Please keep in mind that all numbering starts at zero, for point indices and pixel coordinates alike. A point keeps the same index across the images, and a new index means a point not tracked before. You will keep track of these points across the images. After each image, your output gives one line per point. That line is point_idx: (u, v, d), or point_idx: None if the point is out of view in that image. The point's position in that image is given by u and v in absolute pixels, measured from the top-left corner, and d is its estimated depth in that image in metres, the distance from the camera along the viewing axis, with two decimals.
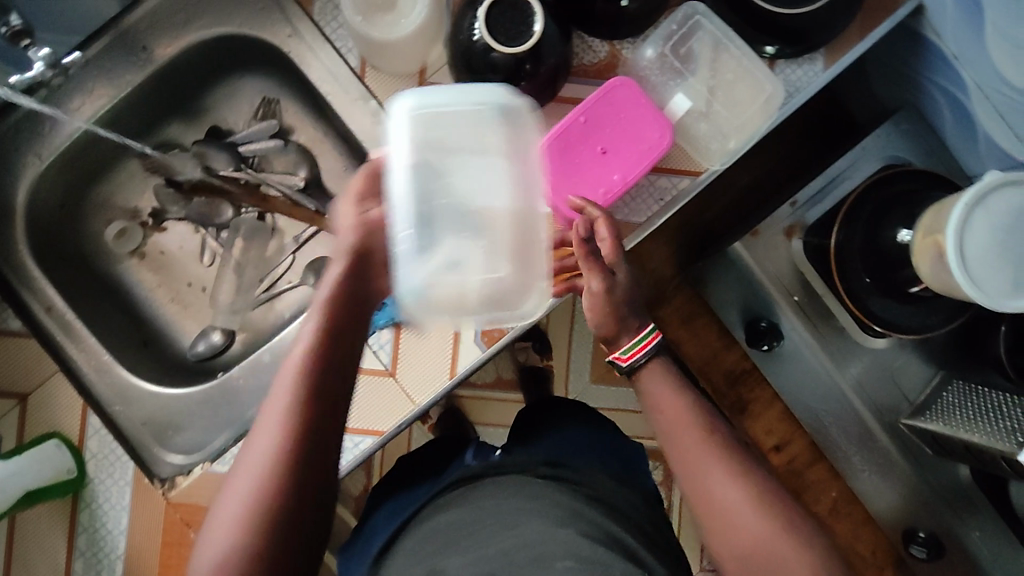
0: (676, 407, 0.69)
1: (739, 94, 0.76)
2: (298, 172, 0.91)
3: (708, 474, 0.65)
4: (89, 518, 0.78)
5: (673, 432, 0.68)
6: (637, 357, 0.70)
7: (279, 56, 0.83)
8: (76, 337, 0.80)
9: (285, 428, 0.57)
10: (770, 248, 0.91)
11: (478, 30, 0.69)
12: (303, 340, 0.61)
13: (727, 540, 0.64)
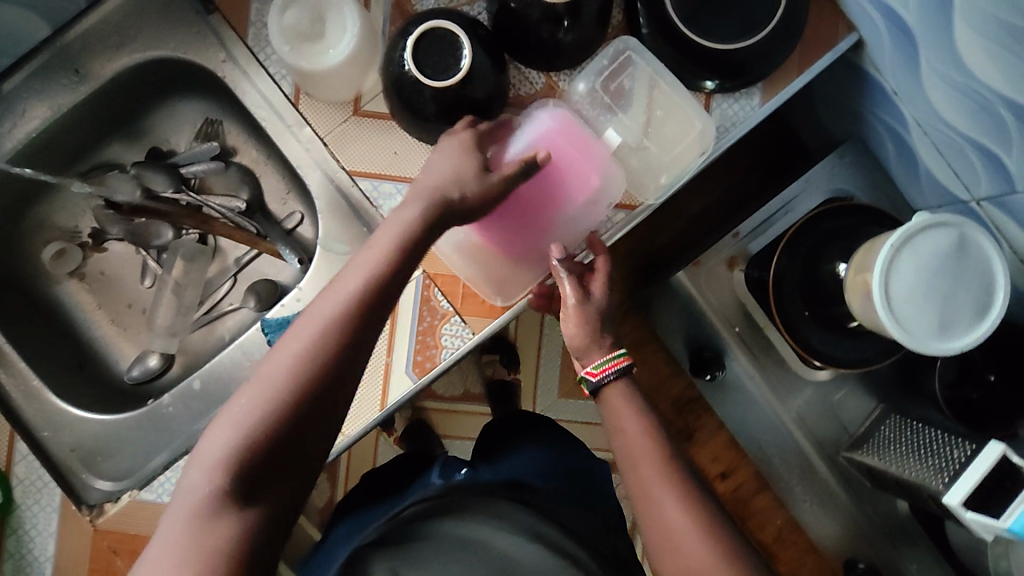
0: (631, 428, 0.66)
1: (671, 130, 0.75)
2: (240, 194, 0.91)
3: (658, 500, 0.61)
4: (15, 544, 0.76)
5: (626, 455, 0.65)
6: (607, 373, 0.69)
7: (216, 79, 0.82)
8: (7, 362, 0.79)
9: (309, 363, 0.52)
10: (712, 278, 0.91)
11: (404, 62, 0.69)
12: (358, 273, 0.56)
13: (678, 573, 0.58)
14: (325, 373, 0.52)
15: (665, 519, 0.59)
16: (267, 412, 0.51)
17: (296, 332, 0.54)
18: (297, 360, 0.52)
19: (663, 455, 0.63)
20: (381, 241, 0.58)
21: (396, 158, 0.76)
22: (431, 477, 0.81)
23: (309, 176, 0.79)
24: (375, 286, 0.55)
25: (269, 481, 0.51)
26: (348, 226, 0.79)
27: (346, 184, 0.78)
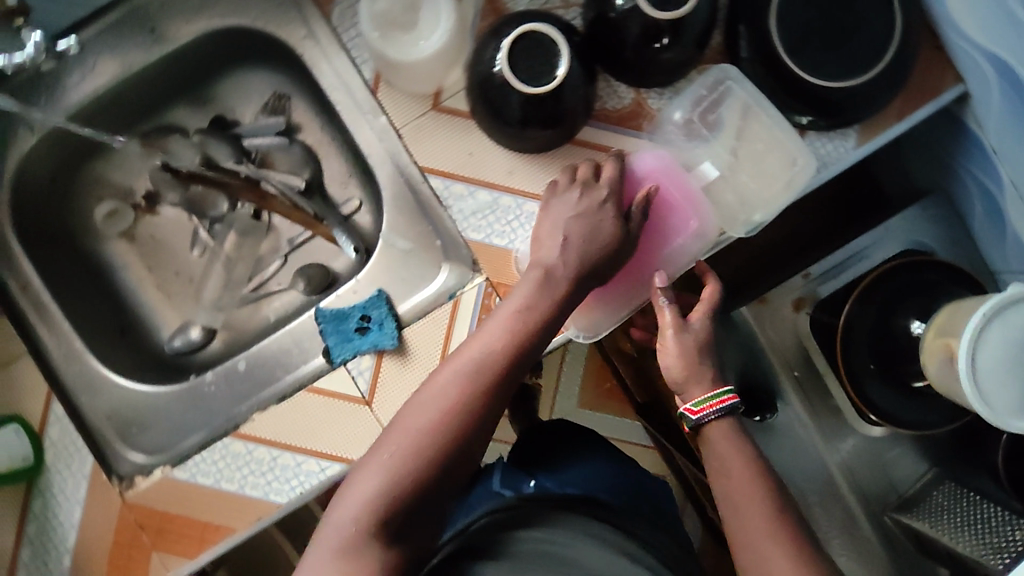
0: (735, 479, 0.64)
1: (767, 165, 0.71)
2: (301, 174, 0.88)
3: (761, 557, 0.59)
4: (42, 507, 0.74)
5: (728, 507, 0.63)
6: (707, 412, 0.66)
7: (293, 55, 0.80)
8: (49, 321, 0.76)
9: (444, 422, 0.58)
10: (776, 319, 0.87)
11: (499, 62, 0.65)
12: (488, 339, 0.62)
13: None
14: (458, 432, 0.59)
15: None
16: (408, 466, 0.57)
17: (434, 388, 0.61)
18: (435, 421, 0.58)
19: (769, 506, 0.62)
20: (507, 311, 0.63)
21: (472, 160, 0.74)
22: (493, 486, 0.76)
23: (379, 167, 0.77)
24: (503, 354, 0.61)
25: (407, 528, 0.57)
26: (413, 223, 0.77)
27: (415, 181, 0.75)
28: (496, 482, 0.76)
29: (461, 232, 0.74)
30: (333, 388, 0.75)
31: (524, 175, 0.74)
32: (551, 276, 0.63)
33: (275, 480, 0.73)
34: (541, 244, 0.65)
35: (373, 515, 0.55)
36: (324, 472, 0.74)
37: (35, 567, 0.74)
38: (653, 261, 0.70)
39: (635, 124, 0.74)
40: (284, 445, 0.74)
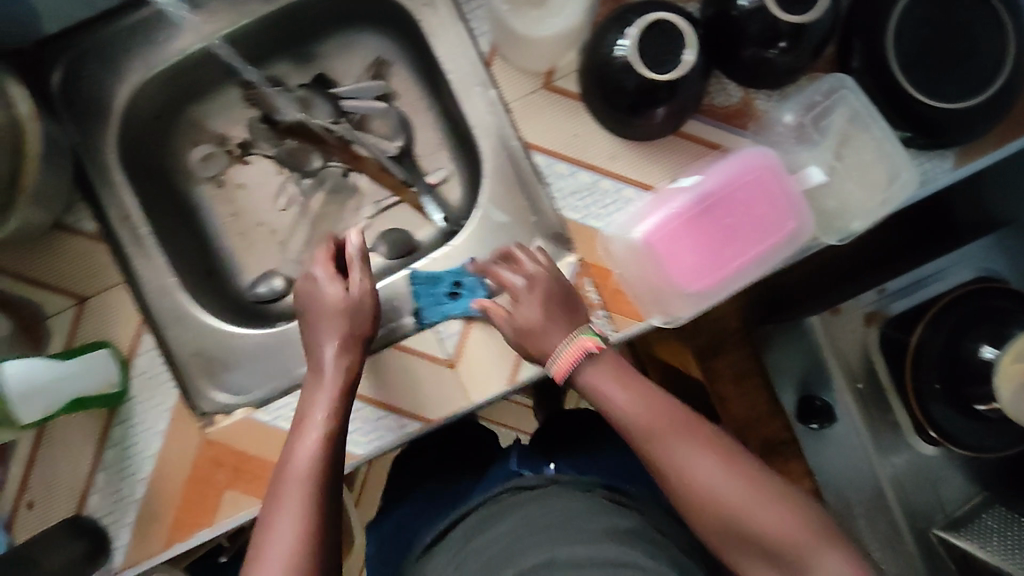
0: (590, 393, 0.67)
1: (869, 176, 0.72)
2: (395, 139, 0.88)
3: (683, 464, 0.62)
4: (122, 434, 0.76)
5: (620, 429, 0.65)
6: (576, 363, 0.67)
7: (408, 21, 0.81)
8: (146, 253, 0.77)
9: (316, 472, 0.64)
10: (845, 330, 0.90)
11: (621, 48, 0.68)
12: (324, 392, 0.69)
13: (755, 552, 0.60)
14: (332, 477, 0.65)
15: (722, 497, 0.60)
16: (301, 522, 0.61)
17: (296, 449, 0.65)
18: (308, 472, 0.63)
19: (681, 419, 0.64)
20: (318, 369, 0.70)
21: (577, 141, 0.75)
22: (511, 467, 0.82)
23: (483, 138, 0.78)
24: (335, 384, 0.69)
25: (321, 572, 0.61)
26: (511, 197, 0.78)
27: (518, 157, 0.77)
28: (517, 463, 0.83)
29: (558, 207, 0.75)
30: (421, 347, 0.77)
31: (625, 162, 0.75)
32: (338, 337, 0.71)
33: (356, 432, 0.76)
34: (318, 346, 0.72)
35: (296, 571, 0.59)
36: (403, 429, 0.76)
37: (109, 492, 0.76)
38: (742, 256, 0.68)
39: (740, 123, 0.75)
40: (368, 399, 0.76)
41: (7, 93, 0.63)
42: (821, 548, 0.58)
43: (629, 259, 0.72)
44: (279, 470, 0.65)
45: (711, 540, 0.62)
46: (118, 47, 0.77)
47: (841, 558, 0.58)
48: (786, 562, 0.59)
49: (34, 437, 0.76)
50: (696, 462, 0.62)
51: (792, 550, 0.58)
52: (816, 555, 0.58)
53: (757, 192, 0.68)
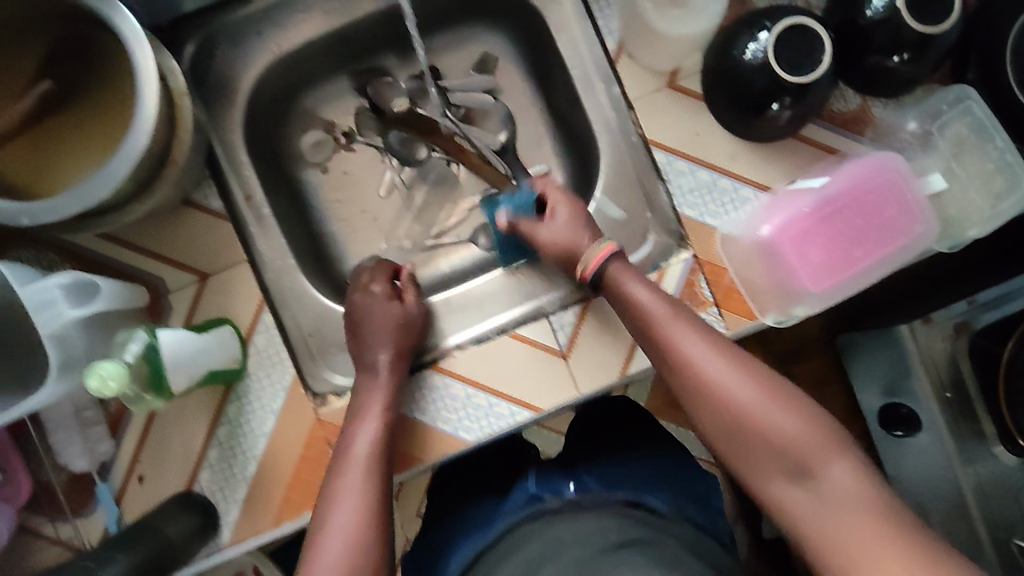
0: (614, 290, 0.68)
1: (989, 183, 0.72)
2: (499, 133, 0.88)
3: (691, 354, 0.61)
4: (236, 411, 0.76)
5: (634, 321, 0.66)
6: (604, 261, 0.68)
7: (529, 14, 0.82)
8: (267, 231, 0.79)
9: (377, 450, 0.68)
10: (935, 339, 0.90)
11: (756, 51, 0.69)
12: (378, 373, 0.73)
13: (763, 454, 0.58)
14: (384, 472, 0.68)
15: (728, 387, 0.59)
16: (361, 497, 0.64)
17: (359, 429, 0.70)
18: (367, 458, 0.68)
19: (679, 312, 0.64)
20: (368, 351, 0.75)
21: (698, 140, 0.77)
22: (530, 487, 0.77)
23: (603, 135, 0.80)
24: (390, 363, 0.74)
25: (384, 539, 0.63)
26: (626, 191, 0.80)
27: (638, 153, 0.79)
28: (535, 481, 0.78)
29: (678, 202, 0.77)
30: (535, 337, 0.77)
31: (744, 162, 0.77)
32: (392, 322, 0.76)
33: (467, 418, 0.77)
34: (371, 348, 0.75)
35: (361, 534, 0.61)
36: (512, 417, 0.77)
37: (220, 468, 0.75)
38: (866, 256, 0.69)
39: (857, 129, 0.77)
40: (481, 386, 0.77)
41: (165, 66, 0.64)
42: (827, 451, 0.56)
43: (754, 256, 0.73)
44: (335, 458, 0.68)
45: (716, 440, 0.61)
46: (244, 28, 0.77)
47: (847, 465, 0.56)
48: (793, 463, 0.57)
49: (141, 428, 0.75)
50: (694, 348, 0.61)
51: (796, 450, 0.56)
52: (825, 460, 0.56)
53: (880, 195, 0.70)
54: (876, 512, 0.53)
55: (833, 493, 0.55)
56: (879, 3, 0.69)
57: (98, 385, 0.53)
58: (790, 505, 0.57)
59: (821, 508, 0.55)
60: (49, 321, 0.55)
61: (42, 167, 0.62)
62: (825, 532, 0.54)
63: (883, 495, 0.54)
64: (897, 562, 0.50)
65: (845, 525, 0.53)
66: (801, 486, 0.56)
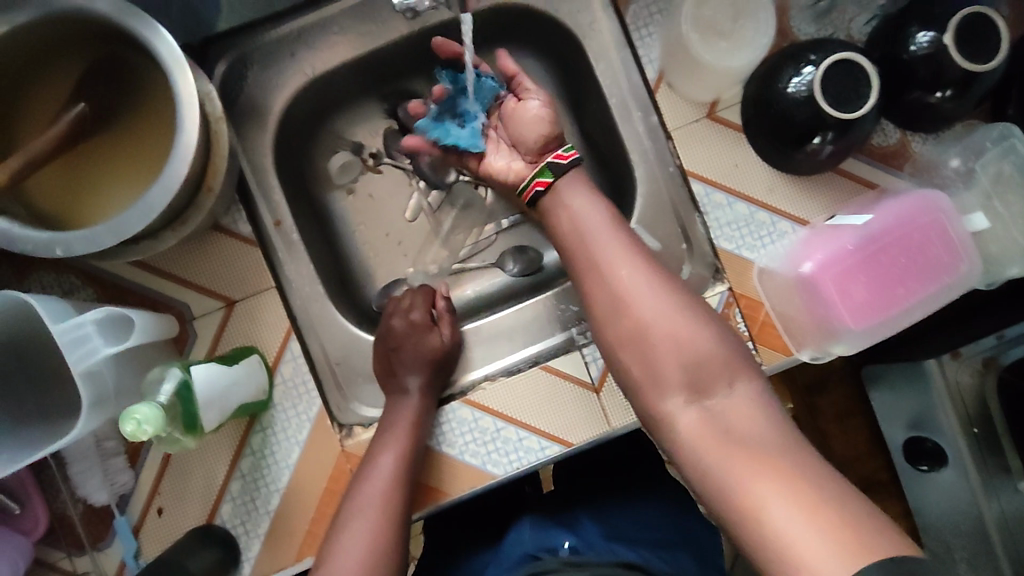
0: (557, 206, 0.70)
1: None
2: None
3: (618, 270, 0.64)
4: (261, 442, 0.73)
5: (569, 238, 0.68)
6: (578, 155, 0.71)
7: (567, 40, 0.80)
8: (295, 257, 0.77)
9: (394, 479, 0.69)
10: (961, 375, 0.87)
11: (800, 84, 0.68)
12: (409, 404, 0.73)
13: (668, 366, 0.59)
14: (400, 506, 0.69)
15: (651, 304, 0.62)
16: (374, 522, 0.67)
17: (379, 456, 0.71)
18: (385, 488, 0.69)
19: (618, 233, 0.66)
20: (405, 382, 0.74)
21: (737, 172, 0.75)
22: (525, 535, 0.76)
23: (639, 166, 0.79)
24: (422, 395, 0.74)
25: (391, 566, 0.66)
26: (661, 222, 0.79)
27: (675, 185, 0.78)
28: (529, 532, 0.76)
29: (716, 236, 0.76)
30: (566, 370, 0.76)
31: (782, 196, 0.76)
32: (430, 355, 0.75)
33: (495, 452, 0.75)
34: (404, 375, 0.74)
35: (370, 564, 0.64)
36: (542, 452, 0.75)
37: (242, 501, 0.73)
38: (905, 296, 0.68)
39: (897, 164, 0.76)
40: (510, 419, 0.75)
41: (203, 92, 0.63)
42: (732, 374, 0.59)
43: (792, 292, 0.71)
44: (355, 495, 0.69)
45: (629, 360, 0.62)
46: (276, 49, 0.76)
47: (749, 390, 0.58)
48: (697, 380, 0.59)
49: (159, 465, 0.72)
50: (620, 263, 0.64)
51: (705, 367, 0.59)
52: (729, 379, 0.58)
53: (919, 233, 0.68)
54: (773, 432, 0.54)
55: (729, 413, 0.56)
56: (924, 38, 0.68)
57: (134, 430, 0.51)
58: (686, 426, 0.57)
59: (716, 428, 0.55)
60: (81, 360, 0.53)
61: (76, 194, 0.61)
62: (711, 449, 0.54)
63: (776, 416, 0.56)
64: (767, 463, 0.51)
65: (730, 444, 0.54)
66: (698, 406, 0.58)
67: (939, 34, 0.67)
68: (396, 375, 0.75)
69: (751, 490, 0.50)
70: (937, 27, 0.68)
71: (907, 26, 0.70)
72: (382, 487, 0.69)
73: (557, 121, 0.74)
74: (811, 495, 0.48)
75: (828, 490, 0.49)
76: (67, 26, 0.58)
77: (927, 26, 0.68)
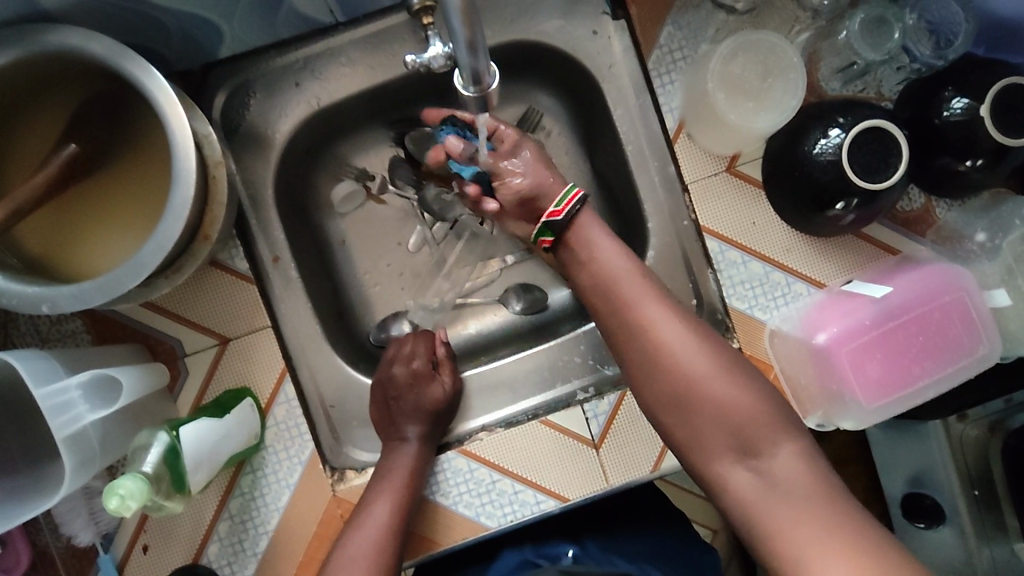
0: (580, 249, 0.64)
1: None
2: None
3: (651, 321, 0.58)
4: (250, 484, 0.71)
5: (595, 289, 0.62)
6: (571, 206, 0.64)
7: (583, 78, 0.78)
8: (292, 293, 0.75)
9: (388, 529, 0.66)
10: (965, 439, 0.83)
11: (827, 146, 0.64)
12: (406, 451, 0.71)
13: (711, 429, 0.55)
14: (392, 557, 0.66)
15: (689, 364, 0.56)
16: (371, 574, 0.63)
17: (372, 506, 0.67)
18: (377, 539, 0.65)
19: (646, 286, 0.60)
20: (406, 430, 0.72)
21: (754, 229, 0.72)
22: (526, 553, 0.78)
23: (653, 216, 0.77)
24: (420, 441, 0.72)
25: None
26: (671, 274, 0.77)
27: (689, 237, 0.76)
28: (531, 549, 0.78)
29: (726, 294, 0.73)
30: (567, 424, 0.73)
31: (800, 255, 0.72)
32: (433, 408, 0.74)
33: (490, 503, 0.72)
34: (401, 424, 0.73)
35: None
36: (537, 505, 0.72)
37: (230, 542, 0.70)
38: (920, 374, 0.66)
39: (921, 230, 0.73)
40: (506, 471, 0.72)
41: (199, 135, 0.61)
42: (778, 432, 0.54)
43: (805, 360, 0.69)
44: (342, 548, 0.65)
45: (672, 422, 0.58)
46: (282, 76, 0.74)
47: (795, 449, 0.54)
48: (742, 439, 0.54)
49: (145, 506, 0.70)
50: (658, 319, 0.58)
51: (750, 428, 0.54)
52: (770, 441, 0.53)
53: (940, 309, 0.66)
54: (825, 497, 0.50)
55: (780, 475, 0.52)
56: (958, 104, 0.64)
57: (117, 505, 0.51)
58: (739, 490, 0.54)
59: (769, 491, 0.52)
60: (64, 425, 0.53)
61: (71, 237, 0.60)
62: (765, 517, 0.51)
63: (829, 480, 0.52)
64: (823, 529, 0.48)
65: (786, 510, 0.50)
66: (750, 467, 0.54)
67: (975, 102, 0.63)
68: (393, 422, 0.73)
69: (810, 558, 0.47)
70: (974, 94, 0.64)
71: (942, 90, 0.66)
72: (376, 536, 0.65)
73: (545, 181, 0.68)
74: (869, 562, 0.45)
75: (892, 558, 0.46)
76: (67, 64, 0.57)
77: (963, 92, 0.64)
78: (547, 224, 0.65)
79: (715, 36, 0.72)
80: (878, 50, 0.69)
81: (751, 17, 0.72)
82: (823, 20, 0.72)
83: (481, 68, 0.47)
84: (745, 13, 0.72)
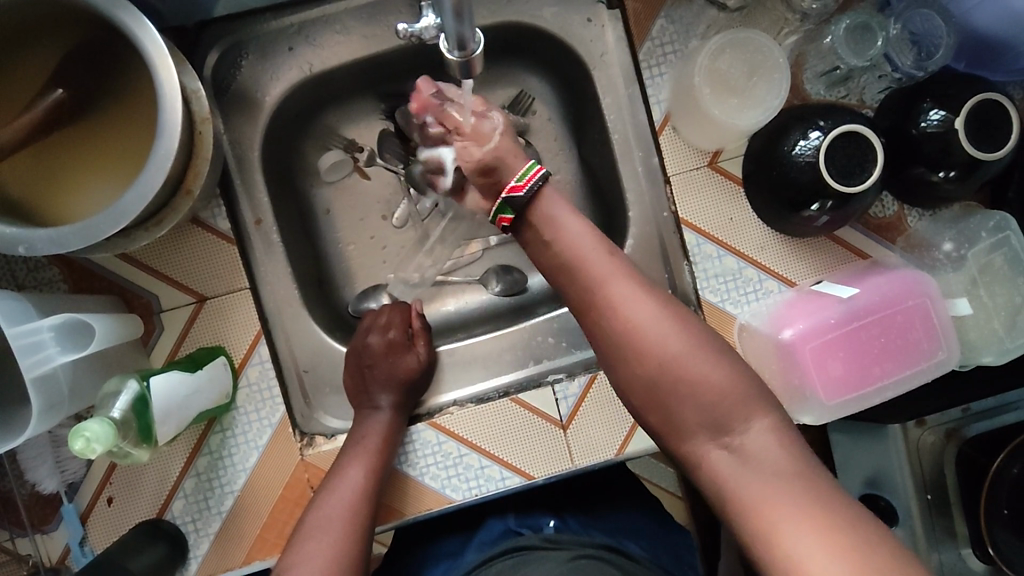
0: (542, 224, 0.61)
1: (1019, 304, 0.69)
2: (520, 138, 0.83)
3: (616, 299, 0.56)
4: (218, 443, 0.71)
5: (561, 266, 0.59)
6: (535, 182, 0.61)
7: (575, 64, 0.79)
8: (273, 257, 0.75)
9: (361, 492, 0.66)
10: (922, 444, 0.83)
11: (806, 148, 0.65)
12: (378, 422, 0.72)
13: (687, 409, 0.54)
14: (365, 521, 0.65)
15: (661, 346, 0.55)
16: (345, 537, 0.62)
17: (342, 472, 0.67)
18: (350, 504, 0.65)
19: (615, 263, 0.58)
20: (378, 402, 0.73)
21: (731, 225, 0.74)
22: (509, 523, 0.78)
23: (634, 205, 0.78)
24: (393, 408, 0.73)
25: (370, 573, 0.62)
26: (647, 263, 0.79)
27: (667, 229, 0.78)
28: (514, 518, 0.78)
29: (699, 286, 0.74)
30: (536, 403, 0.74)
31: (773, 253, 0.74)
32: (411, 385, 0.75)
33: (455, 477, 0.73)
34: (373, 394, 0.73)
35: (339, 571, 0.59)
36: (502, 482, 0.74)
37: (195, 499, 0.71)
38: (881, 375, 0.68)
39: (890, 238, 0.75)
40: (473, 446, 0.73)
41: (187, 90, 0.61)
42: (751, 410, 0.53)
43: (771, 355, 0.71)
44: (317, 508, 0.65)
45: (644, 402, 0.57)
46: (276, 40, 0.75)
47: (768, 427, 0.53)
48: (715, 418, 0.53)
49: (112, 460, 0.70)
50: (624, 297, 0.56)
51: (722, 407, 0.53)
52: (746, 416, 0.53)
53: (904, 317, 0.69)
54: (800, 474, 0.49)
55: (754, 452, 0.52)
56: (935, 116, 0.65)
57: (82, 447, 0.51)
58: (712, 468, 0.53)
59: (742, 471, 0.51)
60: (33, 365, 0.53)
61: (53, 185, 0.61)
62: (739, 493, 0.50)
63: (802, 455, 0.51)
64: (797, 508, 0.47)
65: (756, 485, 0.50)
66: (723, 445, 0.53)
67: (950, 115, 0.65)
68: (365, 391, 0.74)
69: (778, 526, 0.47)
70: (950, 107, 0.65)
71: (920, 102, 0.67)
72: (349, 501, 0.65)
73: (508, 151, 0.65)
74: (838, 533, 0.45)
75: (858, 529, 0.46)
76: (56, 8, 0.57)
77: (940, 104, 0.65)
78: (506, 202, 0.62)
79: (706, 32, 0.74)
80: (862, 56, 0.70)
81: (741, 16, 0.74)
82: (811, 25, 0.73)
83: (466, 35, 0.47)
84: (735, 12, 0.74)
